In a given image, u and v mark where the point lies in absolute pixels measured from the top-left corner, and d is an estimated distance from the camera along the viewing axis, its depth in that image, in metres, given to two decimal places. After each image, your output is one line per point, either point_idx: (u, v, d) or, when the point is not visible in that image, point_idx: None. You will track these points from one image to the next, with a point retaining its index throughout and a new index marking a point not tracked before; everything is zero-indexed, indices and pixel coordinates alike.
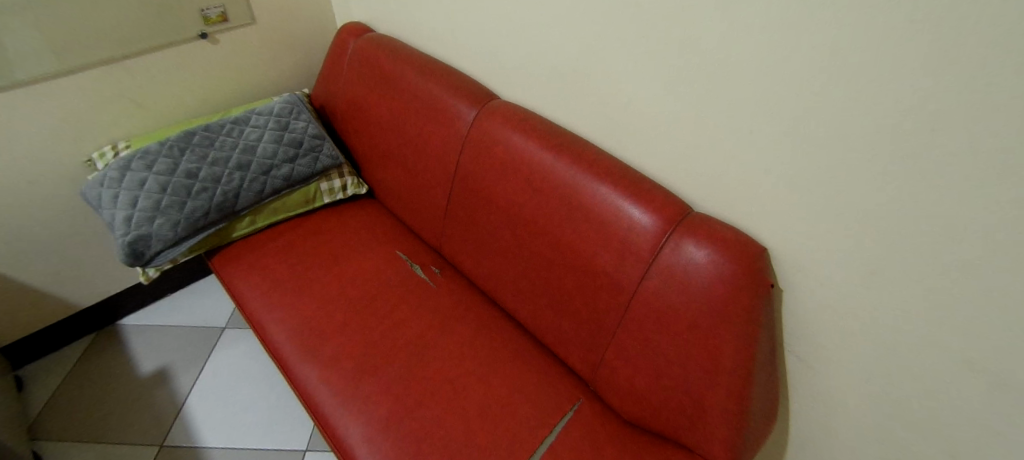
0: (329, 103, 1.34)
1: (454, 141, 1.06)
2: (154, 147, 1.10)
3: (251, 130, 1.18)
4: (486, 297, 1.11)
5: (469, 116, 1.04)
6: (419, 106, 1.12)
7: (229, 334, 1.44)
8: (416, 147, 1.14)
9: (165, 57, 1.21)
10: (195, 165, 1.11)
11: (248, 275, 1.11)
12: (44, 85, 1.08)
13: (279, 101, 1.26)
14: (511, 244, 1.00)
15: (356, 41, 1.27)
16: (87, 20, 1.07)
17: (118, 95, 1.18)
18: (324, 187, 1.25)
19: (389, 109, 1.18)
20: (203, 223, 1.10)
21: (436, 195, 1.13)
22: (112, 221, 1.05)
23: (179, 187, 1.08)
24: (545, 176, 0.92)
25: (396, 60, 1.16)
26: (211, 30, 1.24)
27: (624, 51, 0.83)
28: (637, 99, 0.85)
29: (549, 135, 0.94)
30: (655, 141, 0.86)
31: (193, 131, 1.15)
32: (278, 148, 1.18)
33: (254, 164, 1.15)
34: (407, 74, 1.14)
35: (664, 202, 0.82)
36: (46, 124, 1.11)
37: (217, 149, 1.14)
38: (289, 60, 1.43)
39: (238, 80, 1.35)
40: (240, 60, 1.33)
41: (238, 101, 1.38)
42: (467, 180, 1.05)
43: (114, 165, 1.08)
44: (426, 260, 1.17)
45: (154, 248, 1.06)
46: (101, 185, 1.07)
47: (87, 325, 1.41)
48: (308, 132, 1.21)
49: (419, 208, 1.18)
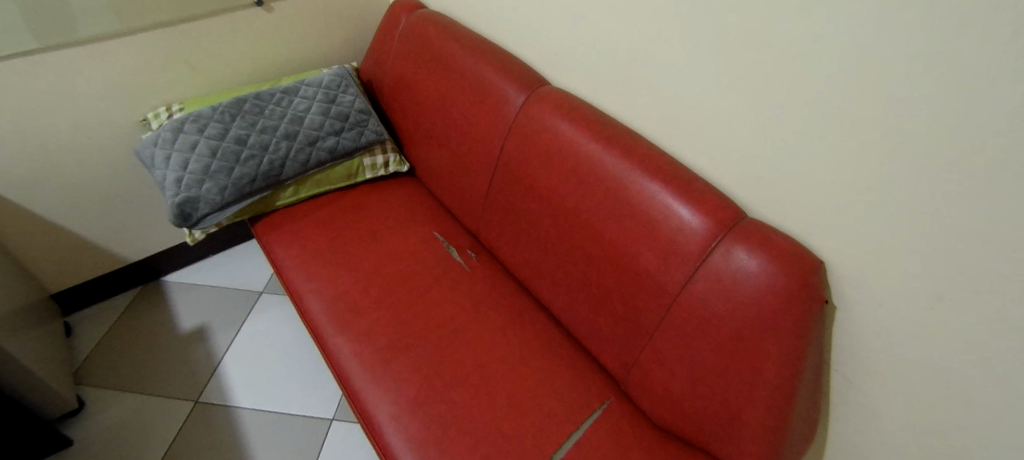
0: (377, 78, 1.34)
1: (500, 125, 1.04)
2: (206, 111, 1.12)
3: (300, 101, 1.19)
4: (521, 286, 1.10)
5: (517, 101, 1.01)
6: (466, 86, 1.09)
7: (264, 299, 1.48)
8: (461, 129, 1.12)
9: (221, 23, 1.22)
10: (245, 131, 1.12)
11: (289, 244, 1.13)
12: (106, 43, 1.10)
13: (328, 73, 1.26)
14: (551, 235, 0.97)
15: (408, 16, 1.25)
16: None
17: (175, 58, 1.20)
18: (366, 163, 1.25)
19: (437, 88, 1.16)
20: (249, 190, 1.12)
21: (477, 180, 1.12)
22: (163, 182, 1.08)
23: (229, 153, 1.10)
24: (593, 169, 0.89)
25: (447, 37, 1.14)
26: None
27: (691, 40, 0.79)
28: (700, 92, 0.81)
29: (600, 125, 0.91)
30: (714, 141, 0.82)
31: (244, 98, 1.16)
32: (325, 121, 1.19)
33: (300, 135, 1.16)
34: (457, 52, 1.11)
35: (718, 205, 0.78)
36: (106, 81, 1.14)
37: (266, 117, 1.15)
38: (339, 31, 1.42)
39: (289, 49, 1.36)
40: (292, 30, 1.33)
41: (288, 71, 1.39)
42: (510, 166, 1.03)
43: (168, 126, 1.11)
44: (463, 243, 1.16)
45: (202, 210, 1.09)
46: (155, 145, 1.10)
47: (132, 279, 1.46)
48: (355, 106, 1.22)
49: (459, 191, 1.17)
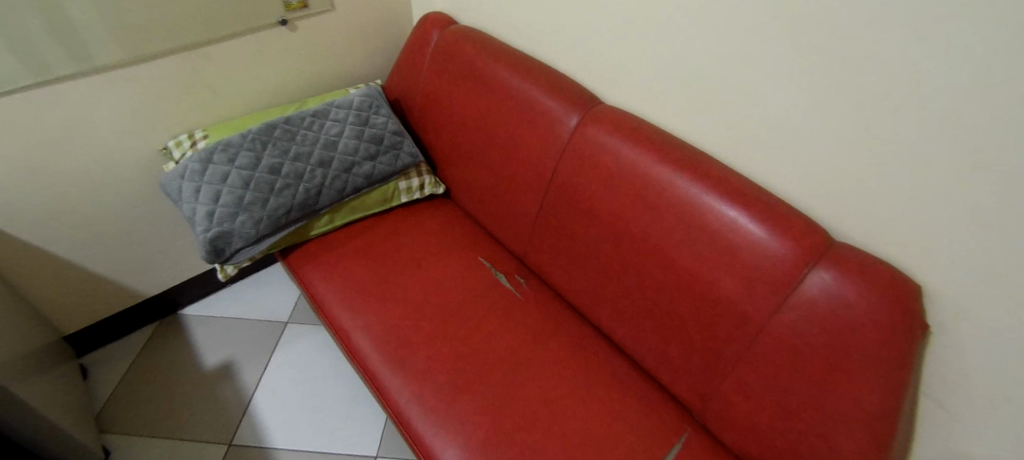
0: (407, 97, 1.28)
1: (552, 146, 0.99)
2: (235, 139, 1.06)
3: (332, 124, 1.13)
4: (576, 312, 1.05)
5: (570, 122, 0.96)
6: (511, 106, 1.05)
7: (292, 329, 1.41)
8: (506, 149, 1.08)
9: (243, 44, 1.16)
10: (278, 159, 1.06)
11: (329, 277, 1.08)
12: (123, 70, 1.03)
13: (357, 93, 1.21)
14: (613, 260, 0.93)
15: (440, 32, 1.20)
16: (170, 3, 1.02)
17: (196, 82, 1.13)
18: (402, 186, 1.20)
19: (477, 107, 1.11)
20: (285, 222, 1.06)
21: (525, 202, 1.07)
22: (193, 216, 1.02)
23: (262, 183, 1.04)
24: (663, 193, 0.85)
25: (486, 54, 1.09)
26: (290, 16, 1.19)
27: (768, 59, 0.74)
28: (777, 113, 0.76)
29: (665, 146, 0.87)
30: (794, 165, 0.78)
31: (274, 123, 1.10)
32: (359, 145, 1.13)
33: (335, 161, 1.10)
34: (498, 69, 1.07)
35: (804, 230, 0.75)
36: (123, 110, 1.07)
37: (299, 143, 1.09)
38: (363, 48, 1.36)
39: (313, 69, 1.30)
40: (315, 49, 1.27)
41: (311, 91, 1.33)
42: (564, 189, 0.98)
43: (195, 157, 1.04)
44: (510, 268, 1.11)
45: (235, 245, 1.02)
46: (182, 178, 1.03)
47: (149, 315, 1.38)
48: (388, 128, 1.17)
49: (503, 214, 1.12)
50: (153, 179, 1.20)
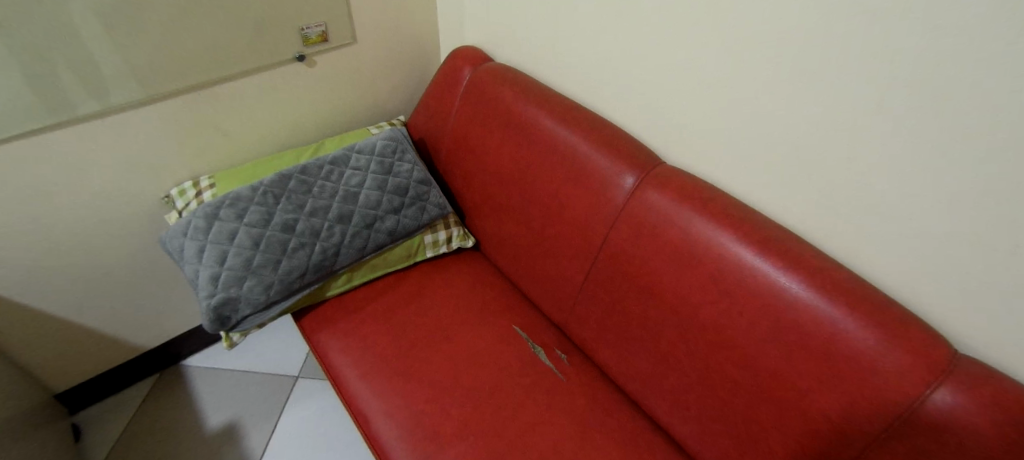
0: (434, 138, 1.17)
1: (603, 210, 0.87)
2: (244, 192, 0.95)
3: (352, 173, 1.03)
4: (625, 396, 0.93)
5: (627, 184, 0.84)
6: (555, 160, 0.93)
7: (302, 385, 1.30)
8: (547, 208, 0.95)
9: (256, 83, 1.04)
10: (291, 215, 0.95)
11: (347, 347, 0.96)
12: (121, 114, 0.92)
13: (379, 136, 1.10)
14: (676, 349, 0.80)
15: (474, 71, 1.09)
16: (176, 41, 0.90)
17: (204, 125, 1.02)
18: (427, 240, 1.08)
19: (515, 158, 0.99)
20: (299, 285, 0.94)
21: (568, 269, 0.94)
22: (196, 279, 0.91)
23: (274, 243, 0.92)
24: (744, 280, 0.72)
25: (527, 99, 0.98)
26: (309, 51, 1.08)
27: (887, 134, 0.61)
28: (894, 197, 0.63)
29: (747, 223, 0.74)
30: (908, 259, 0.65)
31: (288, 173, 0.99)
32: (382, 197, 1.02)
33: (355, 216, 0.99)
34: (542, 118, 0.95)
35: (925, 342, 0.61)
36: (123, 157, 0.96)
37: (315, 196, 0.98)
38: (386, 83, 1.25)
39: (331, 106, 1.19)
40: (334, 86, 1.17)
41: (329, 129, 1.22)
42: (616, 260, 0.86)
43: (199, 212, 0.93)
44: (548, 340, 0.98)
45: (243, 312, 0.91)
46: (184, 235, 0.92)
47: (149, 367, 1.28)
48: (413, 177, 1.06)
49: (541, 277, 1.00)
50: (154, 228, 1.09)
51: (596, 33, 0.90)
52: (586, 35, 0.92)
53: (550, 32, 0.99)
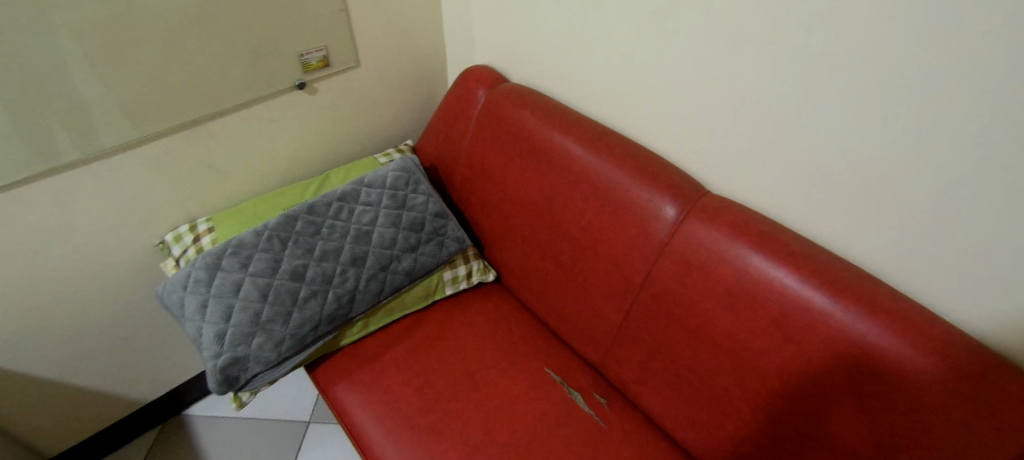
0: (447, 165, 1.09)
1: (644, 246, 0.80)
2: (248, 238, 0.87)
3: (363, 210, 0.95)
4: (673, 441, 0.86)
5: (671, 218, 0.77)
6: (587, 191, 0.85)
7: (315, 431, 1.22)
8: (578, 241, 0.88)
9: (255, 115, 0.96)
10: (300, 260, 0.87)
11: (368, 401, 0.88)
12: (109, 159, 0.83)
13: (389, 167, 1.02)
14: (733, 396, 0.74)
15: (489, 93, 1.01)
16: (165, 76, 0.82)
17: (200, 164, 0.94)
18: (447, 277, 1.01)
19: (540, 187, 0.92)
20: (313, 338, 0.86)
21: (604, 307, 0.87)
22: (199, 338, 0.82)
23: (284, 293, 0.85)
24: (813, 326, 0.66)
25: (552, 124, 0.90)
26: (310, 78, 0.99)
27: (983, 166, 0.54)
28: (987, 233, 0.56)
29: (813, 262, 0.68)
30: (1002, 299, 0.58)
31: (294, 214, 0.91)
32: (397, 234, 0.94)
33: (370, 257, 0.91)
34: (570, 144, 0.87)
35: None
36: (112, 205, 0.88)
37: (325, 238, 0.90)
38: (392, 105, 1.17)
39: (335, 134, 1.11)
40: (338, 113, 1.09)
41: (334, 159, 1.14)
42: (661, 299, 0.79)
43: (200, 262, 0.85)
44: (584, 382, 0.91)
45: (252, 371, 0.83)
46: (184, 289, 0.84)
47: (150, 420, 1.20)
48: (429, 210, 0.98)
49: (573, 314, 0.93)
50: (150, 277, 1.00)
51: (626, 53, 0.83)
52: (614, 56, 0.85)
53: (572, 51, 0.92)
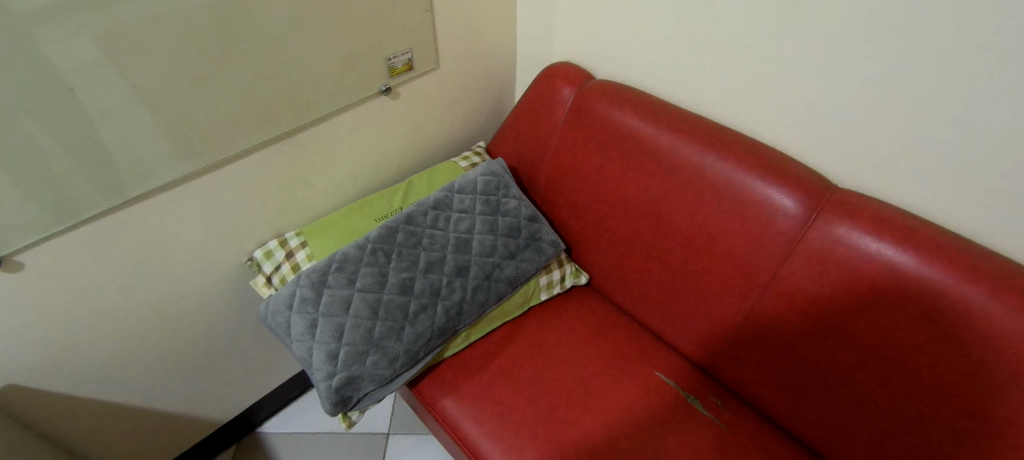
0: (530, 166, 1.07)
1: (769, 245, 0.78)
2: (351, 253, 0.84)
3: (459, 217, 0.92)
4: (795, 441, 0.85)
5: (803, 217, 0.76)
6: (701, 191, 0.83)
7: (397, 442, 1.20)
8: (690, 242, 0.86)
9: (341, 123, 0.92)
10: (406, 273, 0.84)
11: (481, 415, 0.86)
12: (206, 177, 0.79)
13: (476, 171, 0.99)
14: (874, 396, 0.73)
15: (579, 92, 0.98)
16: (262, 88, 0.78)
17: (289, 176, 0.90)
18: (543, 282, 0.98)
19: (644, 187, 0.89)
20: (424, 352, 0.84)
21: (723, 309, 0.86)
22: (311, 358, 0.79)
23: (394, 308, 0.82)
24: (974, 324, 0.64)
25: (657, 122, 0.88)
26: (394, 82, 0.96)
27: None
28: None
29: (966, 256, 0.66)
30: None
31: (393, 225, 0.87)
32: (496, 241, 0.91)
33: (473, 266, 0.88)
34: (679, 143, 0.85)
35: None
36: (206, 224, 0.84)
37: (427, 248, 0.87)
38: (464, 106, 1.14)
39: (412, 138, 1.07)
40: (416, 118, 1.05)
41: (410, 164, 1.11)
42: (793, 299, 0.78)
43: (304, 280, 0.81)
44: (697, 385, 0.90)
45: (367, 390, 0.80)
46: (290, 309, 0.80)
47: (227, 439, 1.17)
48: (523, 214, 0.95)
49: (681, 316, 0.91)
50: (237, 295, 0.97)
51: (741, 49, 0.80)
52: (725, 51, 0.82)
53: (674, 46, 0.89)
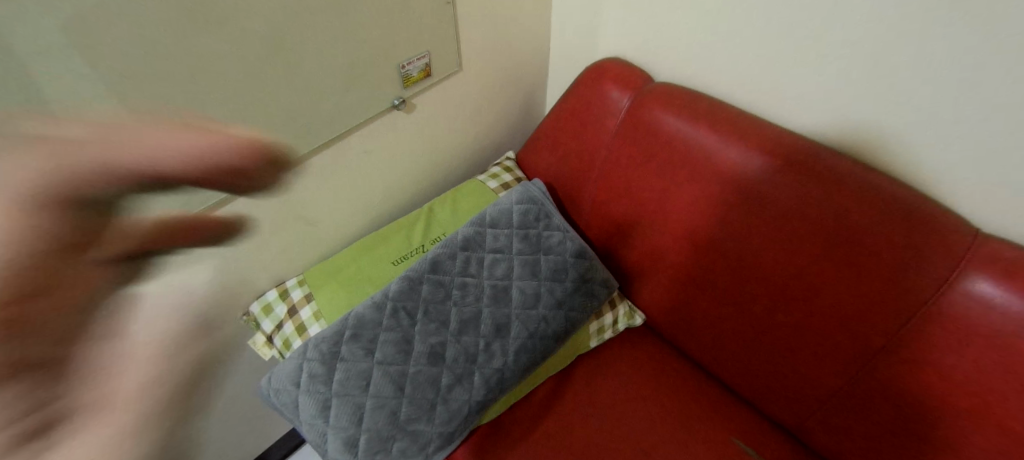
0: (573, 187, 0.90)
1: (888, 303, 0.62)
2: (368, 314, 0.69)
3: (494, 260, 0.76)
4: None
5: (938, 271, 0.58)
6: (800, 231, 0.67)
7: None
8: (780, 290, 0.70)
9: (348, 149, 0.75)
10: (436, 337, 0.69)
11: None
12: None
13: (509, 196, 0.82)
14: None
15: (636, 99, 0.80)
16: (251, 122, 0.60)
17: (288, 216, 0.74)
18: (593, 329, 0.85)
19: (722, 222, 0.73)
20: (460, 430, 0.70)
21: (821, 371, 0.70)
22: (325, 447, 0.65)
23: (423, 382, 0.67)
24: None
25: (740, 142, 0.71)
26: (409, 93, 0.78)
27: None
28: None
29: None
30: None
31: (417, 276, 0.72)
32: (540, 288, 0.76)
33: (514, 321, 0.73)
34: (770, 169, 0.68)
35: None
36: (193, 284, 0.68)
37: (459, 303, 0.72)
38: (490, 111, 0.96)
39: (431, 155, 0.90)
40: (436, 132, 0.88)
41: (429, 184, 0.94)
42: (916, 371, 0.61)
43: (312, 351, 0.67)
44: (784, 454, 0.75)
45: None
46: (297, 387, 0.66)
47: None
48: (568, 250, 0.80)
49: (763, 372, 0.77)
50: (234, 350, 0.83)
51: (857, 50, 0.61)
52: (833, 53, 0.63)
53: (759, 43, 0.70)
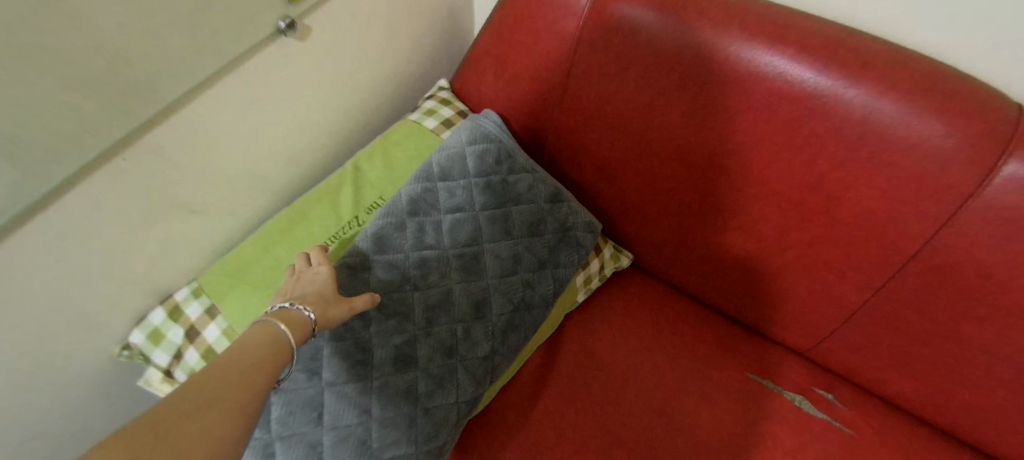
0: (534, 116, 0.74)
1: (922, 204, 0.53)
2: None
3: (455, 223, 0.60)
4: (934, 427, 0.66)
5: (979, 158, 0.50)
6: (818, 133, 0.56)
7: None
8: (794, 207, 0.61)
9: (225, 98, 0.54)
10: (400, 335, 0.55)
11: None
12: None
13: (457, 138, 0.65)
14: None
15: None
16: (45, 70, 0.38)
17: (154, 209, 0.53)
18: (580, 281, 0.73)
19: (720, 135, 0.61)
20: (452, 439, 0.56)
21: (839, 289, 0.63)
22: None
23: (394, 394, 0.53)
24: None
25: (735, 33, 0.57)
26: (297, 9, 0.56)
27: None
28: None
29: None
30: None
31: (359, 261, 0.56)
32: (517, 248, 0.62)
33: (492, 295, 0.59)
34: (776, 63, 0.56)
35: None
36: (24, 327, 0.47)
37: (420, 285, 0.57)
38: (413, 30, 0.75)
39: (346, 96, 0.69)
40: (344, 62, 0.66)
41: (350, 134, 0.74)
42: (952, 273, 0.55)
43: None
44: (799, 379, 0.70)
45: None
46: None
47: None
48: (542, 195, 0.65)
49: (772, 297, 0.69)
50: (128, 386, 0.64)
51: None
52: None
53: None
